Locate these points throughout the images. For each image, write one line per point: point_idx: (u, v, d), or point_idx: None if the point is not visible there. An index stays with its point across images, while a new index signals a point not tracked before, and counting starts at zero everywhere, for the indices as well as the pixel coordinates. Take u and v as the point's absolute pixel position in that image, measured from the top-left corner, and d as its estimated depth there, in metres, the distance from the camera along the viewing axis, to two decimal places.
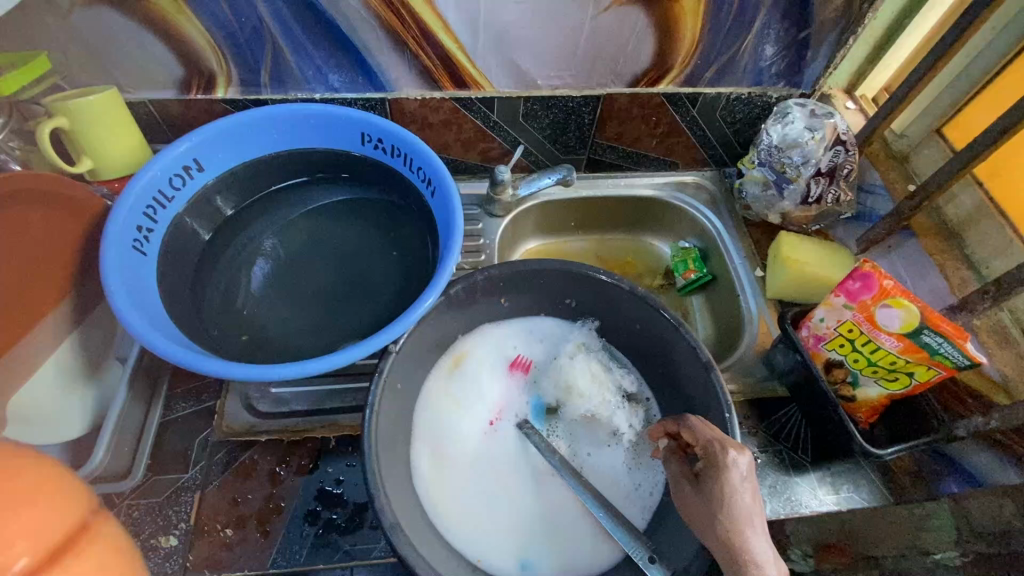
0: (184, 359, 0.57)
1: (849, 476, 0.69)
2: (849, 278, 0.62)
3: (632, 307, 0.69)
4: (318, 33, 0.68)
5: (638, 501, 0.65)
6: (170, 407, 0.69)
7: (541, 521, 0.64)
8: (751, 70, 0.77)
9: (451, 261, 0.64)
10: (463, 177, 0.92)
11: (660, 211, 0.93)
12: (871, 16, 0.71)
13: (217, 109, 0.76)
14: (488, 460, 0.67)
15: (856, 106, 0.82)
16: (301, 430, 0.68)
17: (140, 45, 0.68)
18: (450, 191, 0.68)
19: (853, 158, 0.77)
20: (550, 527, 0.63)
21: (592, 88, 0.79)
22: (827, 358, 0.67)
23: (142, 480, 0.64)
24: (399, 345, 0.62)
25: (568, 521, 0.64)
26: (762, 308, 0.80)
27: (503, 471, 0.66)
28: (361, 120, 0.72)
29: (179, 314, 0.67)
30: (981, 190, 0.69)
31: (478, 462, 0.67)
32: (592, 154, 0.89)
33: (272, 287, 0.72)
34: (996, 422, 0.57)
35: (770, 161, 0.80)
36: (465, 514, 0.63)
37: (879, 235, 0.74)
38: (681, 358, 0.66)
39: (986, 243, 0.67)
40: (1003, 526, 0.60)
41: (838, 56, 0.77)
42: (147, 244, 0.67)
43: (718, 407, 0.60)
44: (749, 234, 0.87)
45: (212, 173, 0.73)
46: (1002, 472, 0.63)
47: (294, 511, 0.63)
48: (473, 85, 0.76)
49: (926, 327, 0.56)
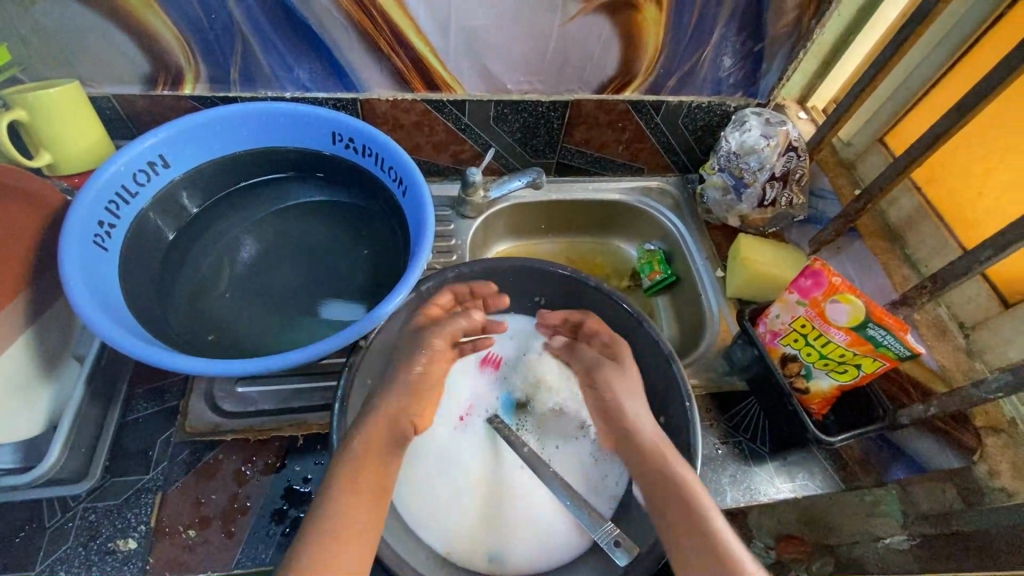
0: (147, 355, 0.56)
1: (805, 464, 0.71)
2: (802, 275, 0.66)
3: (598, 304, 0.71)
4: (289, 32, 0.69)
5: (607, 491, 0.66)
6: (130, 407, 0.67)
7: (505, 510, 0.65)
8: (710, 80, 0.81)
9: (421, 258, 0.64)
10: (435, 179, 0.94)
11: (627, 214, 0.96)
12: (819, 32, 0.76)
13: (184, 105, 0.75)
14: (453, 453, 0.67)
15: (808, 116, 0.88)
16: (267, 429, 0.66)
17: (105, 38, 0.67)
18: (421, 190, 0.69)
19: (803, 164, 0.82)
20: (516, 515, 0.64)
21: (561, 94, 0.81)
22: (783, 353, 0.71)
23: (99, 483, 0.62)
24: (368, 340, 0.63)
25: (537, 511, 0.65)
26: (723, 306, 0.84)
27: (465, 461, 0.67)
28: (332, 119, 0.72)
29: (141, 312, 0.65)
30: (919, 194, 0.74)
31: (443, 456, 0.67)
32: (561, 158, 0.92)
33: (239, 285, 0.71)
34: (935, 409, 0.61)
35: (729, 167, 0.84)
36: (431, 508, 0.64)
37: (829, 236, 0.79)
38: (645, 351, 0.68)
39: (925, 244, 0.73)
40: (944, 508, 0.66)
41: (789, 69, 0.81)
42: (109, 239, 0.66)
43: (680, 397, 0.62)
44: (710, 236, 0.90)
45: (178, 169, 0.72)
46: (942, 456, 0.66)
47: (260, 511, 0.62)
48: (444, 87, 0.78)
49: (871, 321, 0.60)
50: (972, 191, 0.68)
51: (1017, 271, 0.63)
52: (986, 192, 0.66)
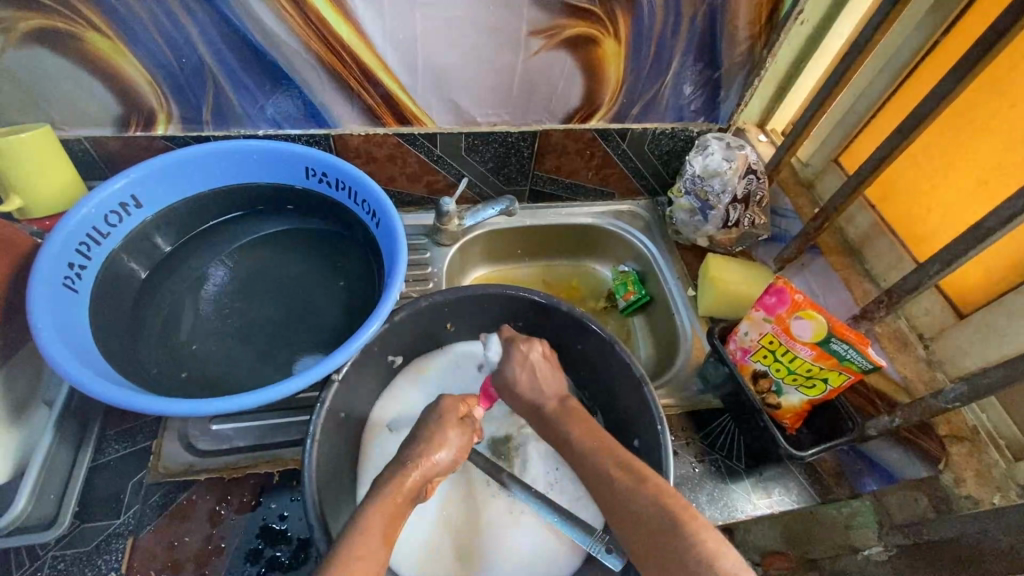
0: (118, 399, 0.55)
1: (780, 479, 0.72)
2: (766, 293, 0.68)
3: (570, 327, 0.72)
4: (260, 73, 0.70)
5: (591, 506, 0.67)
6: (101, 450, 0.66)
7: (503, 553, 0.65)
8: (672, 107, 0.85)
9: (395, 288, 0.65)
10: (409, 209, 0.95)
11: (600, 238, 0.98)
12: (771, 60, 0.80)
13: (157, 145, 0.76)
14: (455, 500, 0.68)
15: (767, 138, 0.91)
16: (242, 467, 0.66)
17: (76, 83, 0.68)
18: (393, 221, 0.70)
19: (763, 186, 0.86)
20: (517, 556, 0.65)
21: (529, 125, 0.84)
22: (753, 369, 0.72)
23: (68, 530, 0.61)
24: (341, 374, 0.64)
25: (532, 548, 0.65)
26: (695, 324, 0.85)
27: (465, 507, 0.68)
28: (303, 155, 0.74)
29: (112, 353, 0.65)
30: (873, 212, 0.77)
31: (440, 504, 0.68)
32: (533, 185, 0.94)
33: (212, 322, 0.71)
34: (900, 420, 0.62)
35: (694, 190, 0.87)
36: (420, 551, 0.64)
37: (791, 254, 0.82)
38: (618, 373, 0.69)
39: (882, 260, 0.75)
40: (919, 518, 0.66)
41: (746, 95, 0.85)
42: (79, 281, 0.66)
43: (652, 420, 0.63)
44: (680, 257, 0.92)
45: (150, 209, 0.73)
46: (910, 466, 0.67)
47: (234, 552, 0.61)
48: (415, 121, 0.80)
49: (834, 336, 0.62)
50: (921, 209, 0.71)
51: (968, 283, 0.65)
52: (934, 209, 0.69)
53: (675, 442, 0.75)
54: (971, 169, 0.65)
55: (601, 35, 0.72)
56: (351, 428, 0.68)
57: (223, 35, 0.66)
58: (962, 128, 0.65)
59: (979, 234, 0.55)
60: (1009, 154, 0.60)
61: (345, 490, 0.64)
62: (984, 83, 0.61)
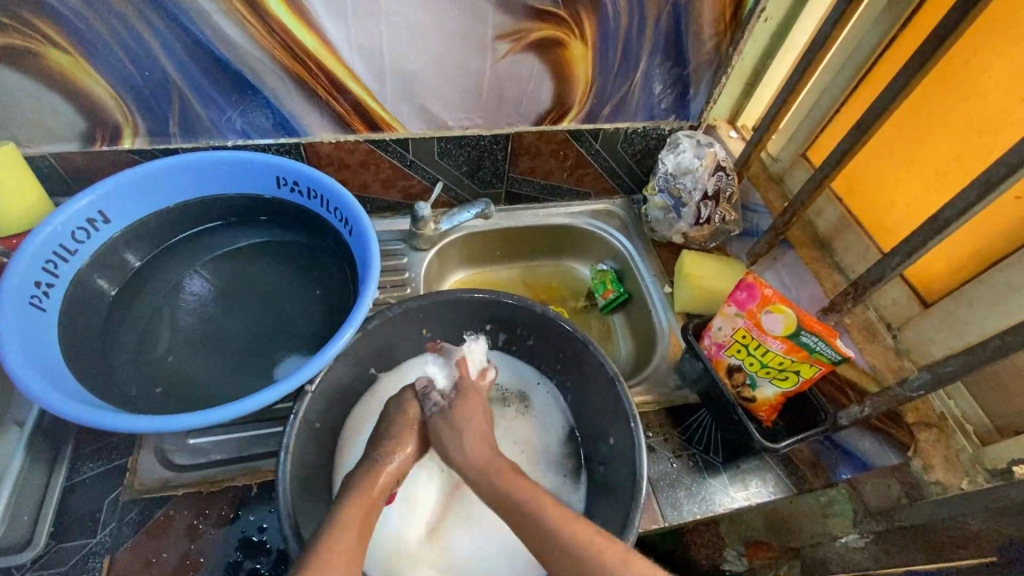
0: (88, 418, 0.55)
1: (757, 471, 0.73)
2: (738, 289, 0.69)
3: (546, 329, 0.73)
4: (224, 82, 0.70)
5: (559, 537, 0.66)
6: (76, 469, 0.66)
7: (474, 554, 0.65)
8: (642, 106, 0.85)
9: (367, 296, 0.65)
10: (386, 215, 0.95)
11: (578, 238, 0.99)
12: (737, 58, 0.80)
13: (125, 159, 0.76)
14: (423, 496, 0.68)
15: (738, 135, 0.92)
16: (220, 480, 0.65)
17: (37, 99, 0.67)
18: (365, 229, 0.70)
19: (733, 182, 0.87)
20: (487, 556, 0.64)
21: (501, 128, 0.84)
22: (728, 364, 0.73)
23: (44, 550, 0.61)
24: (315, 384, 0.64)
25: (513, 540, 0.65)
26: (672, 321, 0.86)
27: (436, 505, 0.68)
28: (274, 165, 0.73)
29: (83, 371, 0.64)
30: (841, 205, 0.78)
31: (429, 498, 0.68)
32: (508, 187, 0.94)
33: (187, 335, 0.71)
34: (869, 409, 0.63)
35: (668, 187, 0.88)
36: (389, 543, 0.64)
37: (763, 249, 0.83)
38: (593, 373, 0.70)
39: (850, 251, 0.77)
40: (892, 503, 0.67)
41: (715, 93, 0.86)
42: (47, 299, 0.65)
43: (626, 417, 0.64)
44: (657, 254, 0.93)
45: (119, 224, 0.72)
46: (883, 454, 0.69)
47: (214, 565, 0.61)
48: (385, 127, 0.80)
49: (803, 329, 0.63)
50: (886, 201, 0.72)
51: (932, 272, 0.66)
52: (898, 201, 0.70)
53: (653, 437, 0.76)
54: (931, 161, 0.66)
55: (567, 38, 0.73)
56: (329, 437, 0.68)
57: (185, 47, 0.65)
58: (921, 119, 0.66)
59: (937, 225, 0.56)
60: (968, 146, 0.61)
61: (322, 510, 0.64)
62: (941, 75, 0.63)
